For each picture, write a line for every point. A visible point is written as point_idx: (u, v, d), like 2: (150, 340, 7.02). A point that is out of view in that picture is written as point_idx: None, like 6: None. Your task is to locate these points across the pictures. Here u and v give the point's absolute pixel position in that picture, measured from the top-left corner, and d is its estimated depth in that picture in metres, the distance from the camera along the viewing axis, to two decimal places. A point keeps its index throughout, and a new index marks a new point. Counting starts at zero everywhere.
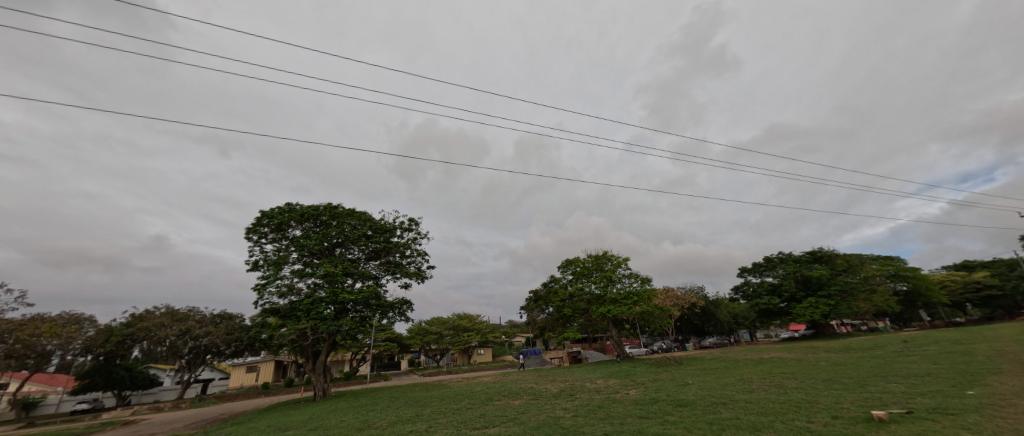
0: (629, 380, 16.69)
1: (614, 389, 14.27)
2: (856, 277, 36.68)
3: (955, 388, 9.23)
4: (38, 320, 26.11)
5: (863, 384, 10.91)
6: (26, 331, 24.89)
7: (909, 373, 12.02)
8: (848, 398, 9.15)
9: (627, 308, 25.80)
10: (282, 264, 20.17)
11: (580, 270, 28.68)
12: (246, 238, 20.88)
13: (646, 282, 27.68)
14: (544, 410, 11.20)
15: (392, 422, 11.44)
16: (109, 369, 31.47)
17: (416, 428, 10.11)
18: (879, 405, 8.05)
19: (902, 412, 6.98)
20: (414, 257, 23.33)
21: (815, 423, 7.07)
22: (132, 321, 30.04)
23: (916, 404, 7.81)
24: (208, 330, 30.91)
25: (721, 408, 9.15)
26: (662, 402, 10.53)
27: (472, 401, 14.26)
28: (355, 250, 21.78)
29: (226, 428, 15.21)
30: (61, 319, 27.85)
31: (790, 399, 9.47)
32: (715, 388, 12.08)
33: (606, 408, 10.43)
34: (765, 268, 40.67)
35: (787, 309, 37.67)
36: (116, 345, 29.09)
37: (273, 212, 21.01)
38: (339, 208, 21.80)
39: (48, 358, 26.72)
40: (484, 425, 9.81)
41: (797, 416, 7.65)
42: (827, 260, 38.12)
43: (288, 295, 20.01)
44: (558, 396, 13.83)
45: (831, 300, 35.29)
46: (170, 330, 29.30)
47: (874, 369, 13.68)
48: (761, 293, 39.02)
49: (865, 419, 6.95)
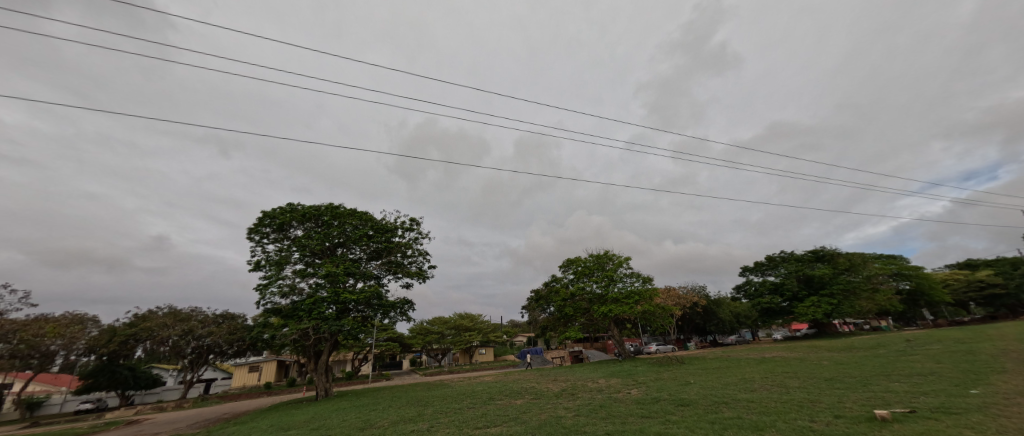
0: (630, 379, 16.72)
1: (616, 388, 14.19)
2: (858, 276, 36.60)
3: (958, 387, 9.17)
4: (42, 320, 26.29)
5: (866, 383, 10.88)
6: (30, 331, 25.05)
7: (913, 373, 11.95)
8: (851, 397, 9.10)
9: (629, 308, 25.76)
10: (283, 264, 20.24)
11: (582, 269, 28.61)
12: (249, 238, 20.94)
13: (648, 281, 27.67)
14: (546, 409, 11.16)
15: (394, 422, 11.46)
16: (112, 369, 31.63)
17: (419, 427, 10.12)
18: (881, 404, 8.06)
19: (904, 412, 6.96)
20: (415, 257, 23.37)
21: (818, 422, 7.07)
22: (135, 321, 30.16)
23: (918, 404, 7.79)
24: (211, 330, 31.04)
25: (724, 407, 9.10)
26: (664, 401, 10.50)
27: (473, 400, 14.28)
28: (357, 250, 21.80)
29: (229, 427, 15.29)
30: (64, 319, 28.00)
31: (792, 398, 9.45)
32: (717, 388, 12.05)
33: (608, 408, 10.40)
34: (766, 267, 40.61)
35: (790, 308, 37.52)
36: (119, 345, 29.20)
37: (275, 212, 21.06)
38: (341, 209, 21.82)
39: (52, 358, 26.89)
40: (486, 424, 9.85)
41: (799, 415, 7.63)
42: (829, 259, 38.06)
43: (290, 295, 20.06)
44: (560, 395, 13.84)
45: (833, 299, 35.17)
46: (173, 330, 29.43)
47: (877, 368, 13.60)
48: (763, 292, 38.92)
49: (868, 418, 6.92)
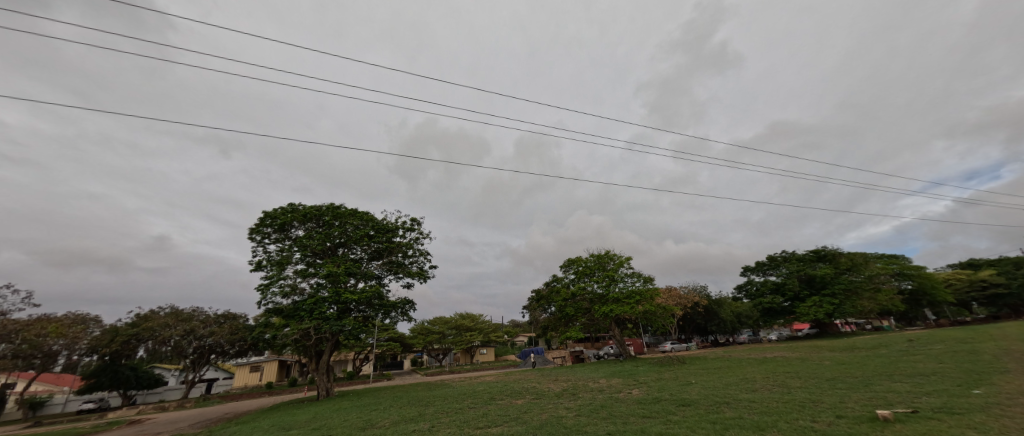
0: (631, 379, 16.73)
1: (617, 388, 14.18)
2: (860, 276, 36.48)
3: (960, 387, 9.16)
4: (44, 320, 26.40)
5: (867, 383, 10.87)
6: (33, 331, 25.18)
7: (916, 373, 11.91)
8: (853, 397, 9.08)
9: (630, 307, 25.72)
10: (284, 265, 20.26)
11: (583, 269, 28.60)
12: (250, 238, 20.96)
13: (649, 281, 27.65)
14: (547, 409, 11.15)
15: (396, 421, 11.49)
16: (114, 369, 31.75)
17: (420, 427, 10.14)
18: (883, 405, 8.04)
19: (907, 412, 6.94)
20: (416, 257, 23.38)
21: (819, 422, 7.05)
22: (136, 321, 30.23)
23: (920, 404, 7.77)
24: (212, 330, 31.13)
25: (725, 407, 9.07)
26: (665, 401, 10.48)
27: (474, 400, 14.30)
28: (358, 250, 21.81)
29: (230, 427, 15.33)
30: (67, 319, 28.10)
31: (794, 398, 9.43)
32: (718, 388, 12.02)
33: (609, 408, 10.41)
34: (768, 266, 40.56)
35: (791, 308, 37.43)
36: (121, 345, 29.28)
37: (276, 212, 21.09)
38: (342, 209, 21.84)
39: (55, 358, 26.99)
40: (487, 424, 9.87)
41: (801, 415, 7.63)
42: (831, 259, 37.99)
43: (291, 295, 20.08)
44: (561, 395, 13.89)
45: (835, 299, 35.07)
46: (175, 330, 29.50)
47: (879, 368, 13.56)
48: (765, 292, 38.86)
49: (870, 419, 6.91)
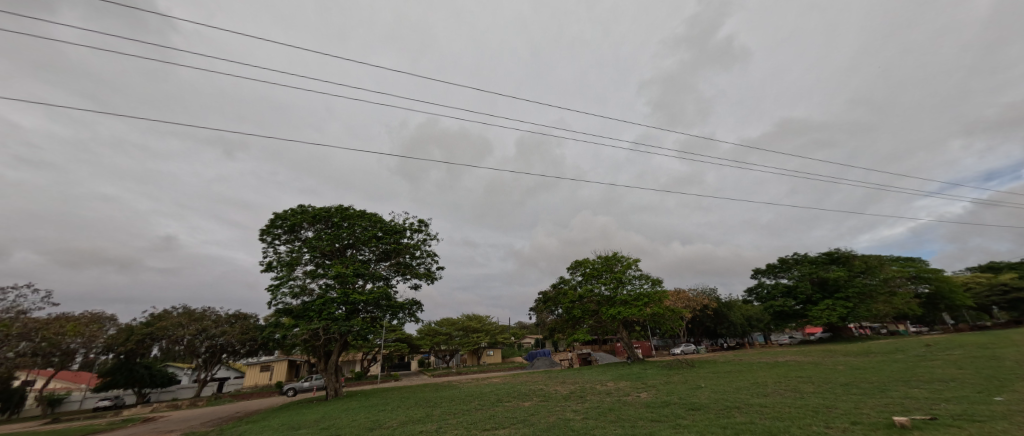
0: (639, 382, 16.46)
1: (626, 391, 14.16)
2: (874, 279, 35.61)
3: (980, 394, 8.90)
4: (63, 319, 26.79)
5: (883, 388, 10.61)
6: (53, 330, 25.58)
7: (933, 379, 11.55)
8: (868, 403, 8.87)
9: (637, 310, 25.50)
10: (294, 265, 20.51)
11: (589, 271, 28.47)
12: (261, 240, 21.32)
13: (657, 283, 27.41)
14: (554, 412, 11.22)
15: (403, 422, 11.54)
16: (130, 367, 32.27)
17: (427, 428, 10.23)
18: (900, 411, 7.84)
19: (925, 419, 6.74)
20: (423, 258, 23.50)
21: (833, 428, 6.93)
22: (151, 321, 30.92)
23: (939, 411, 7.55)
24: (224, 329, 31.60)
25: (736, 411, 9.03)
26: (674, 405, 10.40)
27: (481, 402, 14.19)
28: (366, 251, 22.03)
29: (238, 426, 15.46)
30: (84, 318, 28.82)
31: (808, 404, 9.20)
32: (728, 392, 11.93)
33: (617, 411, 10.34)
34: (779, 269, 39.85)
35: (803, 311, 36.85)
36: (136, 343, 30.02)
37: (286, 214, 21.36)
38: (351, 210, 22.05)
39: (72, 356, 27.95)
40: (494, 426, 9.80)
41: (814, 421, 7.49)
42: (844, 261, 37.20)
43: (301, 295, 20.31)
44: (568, 398, 13.77)
45: (848, 302, 34.35)
46: (187, 330, 30.04)
47: (897, 373, 13.16)
48: (776, 295, 38.24)
49: (886, 425, 6.75)
